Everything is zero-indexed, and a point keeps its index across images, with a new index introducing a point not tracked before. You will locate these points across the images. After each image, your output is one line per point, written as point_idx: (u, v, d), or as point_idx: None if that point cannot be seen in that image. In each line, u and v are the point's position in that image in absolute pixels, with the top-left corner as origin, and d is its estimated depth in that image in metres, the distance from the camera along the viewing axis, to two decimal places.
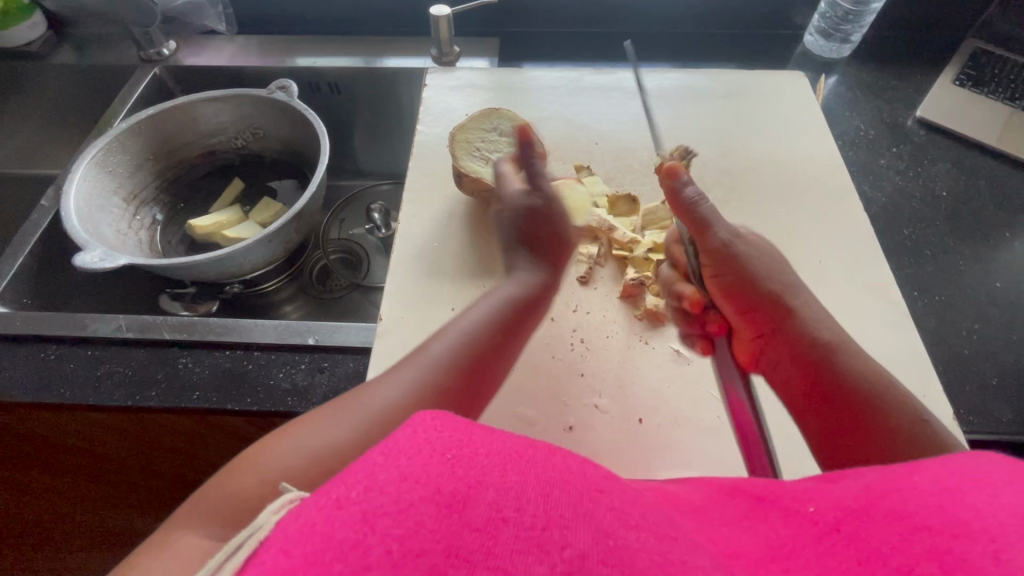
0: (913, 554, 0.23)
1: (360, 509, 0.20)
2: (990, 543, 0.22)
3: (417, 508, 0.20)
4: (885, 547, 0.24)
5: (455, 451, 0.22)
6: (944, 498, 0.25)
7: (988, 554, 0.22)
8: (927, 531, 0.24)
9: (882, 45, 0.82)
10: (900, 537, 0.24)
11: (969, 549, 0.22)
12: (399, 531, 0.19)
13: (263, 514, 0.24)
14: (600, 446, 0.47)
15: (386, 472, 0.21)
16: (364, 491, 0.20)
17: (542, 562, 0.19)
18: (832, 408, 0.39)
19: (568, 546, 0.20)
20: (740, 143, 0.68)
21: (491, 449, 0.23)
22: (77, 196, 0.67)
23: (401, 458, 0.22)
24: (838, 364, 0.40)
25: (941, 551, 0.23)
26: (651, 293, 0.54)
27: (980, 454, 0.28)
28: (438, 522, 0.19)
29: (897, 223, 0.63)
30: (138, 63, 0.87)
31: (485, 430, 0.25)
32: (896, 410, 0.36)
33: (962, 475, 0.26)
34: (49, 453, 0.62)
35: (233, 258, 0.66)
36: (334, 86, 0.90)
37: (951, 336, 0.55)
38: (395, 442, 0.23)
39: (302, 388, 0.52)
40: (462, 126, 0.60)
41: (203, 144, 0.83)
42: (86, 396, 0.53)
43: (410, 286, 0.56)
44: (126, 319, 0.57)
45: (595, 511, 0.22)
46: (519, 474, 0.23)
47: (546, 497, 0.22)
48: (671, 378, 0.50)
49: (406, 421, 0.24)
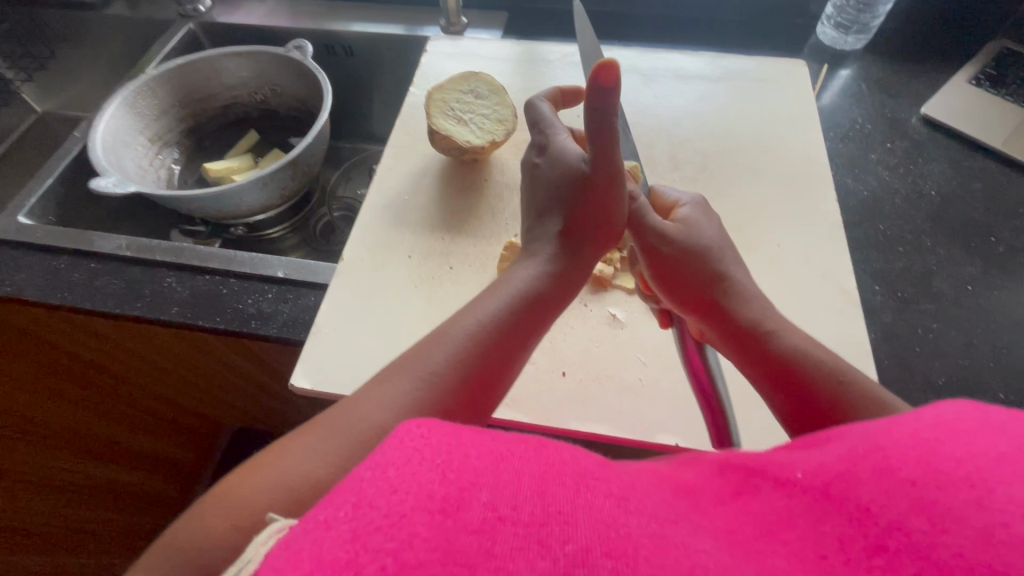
0: (902, 508, 0.23)
1: (351, 528, 0.19)
2: (972, 489, 0.22)
3: (410, 518, 0.20)
4: (876, 504, 0.23)
5: (443, 455, 0.22)
6: (924, 450, 0.24)
7: (972, 500, 0.22)
8: (912, 485, 0.23)
9: (899, 39, 0.78)
10: (887, 494, 0.24)
11: (953, 498, 0.22)
12: (393, 545, 0.19)
13: (251, 547, 0.24)
14: (520, 394, 0.49)
15: (374, 485, 0.21)
16: (354, 508, 0.20)
17: (544, 558, 0.19)
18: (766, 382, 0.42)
19: (570, 540, 0.20)
20: (723, 127, 0.68)
21: (482, 447, 0.23)
22: (105, 130, 0.75)
23: (389, 469, 0.21)
24: (771, 343, 0.42)
25: (927, 504, 0.23)
26: (599, 259, 0.55)
27: (951, 399, 0.27)
28: (432, 530, 0.19)
29: (874, 217, 0.61)
30: (177, 18, 0.95)
31: (473, 429, 0.24)
32: (822, 377, 0.39)
33: (940, 424, 0.26)
34: (53, 357, 0.70)
35: (230, 197, 0.72)
36: (349, 50, 0.95)
37: (907, 333, 0.53)
38: (381, 455, 0.22)
39: (266, 314, 0.57)
40: (439, 86, 0.63)
41: (225, 96, 0.89)
42: (84, 301, 0.59)
43: (374, 231, 0.61)
44: (127, 239, 0.63)
45: (597, 501, 0.22)
46: (514, 470, 0.22)
47: (544, 493, 0.21)
48: (601, 338, 0.52)
49: (391, 432, 0.23)
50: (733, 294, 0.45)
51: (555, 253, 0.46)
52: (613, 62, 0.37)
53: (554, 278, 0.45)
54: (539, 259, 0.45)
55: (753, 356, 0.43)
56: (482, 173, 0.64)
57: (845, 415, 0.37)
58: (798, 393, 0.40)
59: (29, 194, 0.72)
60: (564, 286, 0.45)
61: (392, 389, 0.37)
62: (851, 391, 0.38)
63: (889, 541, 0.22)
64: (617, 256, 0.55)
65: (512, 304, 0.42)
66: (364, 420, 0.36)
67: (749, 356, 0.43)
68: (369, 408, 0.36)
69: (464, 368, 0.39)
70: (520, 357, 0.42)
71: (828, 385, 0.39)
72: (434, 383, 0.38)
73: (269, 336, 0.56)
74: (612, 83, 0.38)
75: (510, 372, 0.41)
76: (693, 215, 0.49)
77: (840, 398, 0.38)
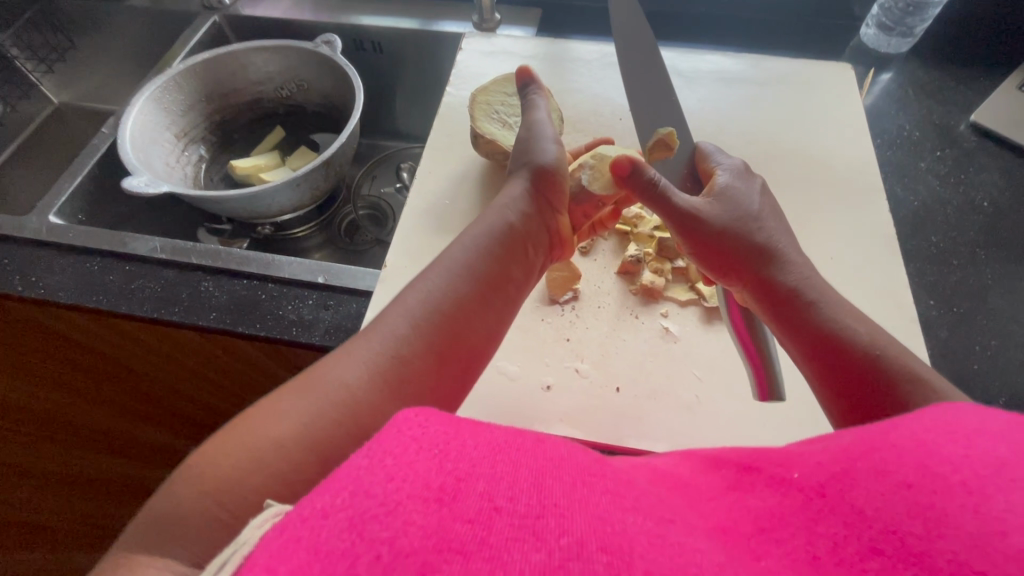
0: (896, 511, 0.22)
1: (347, 515, 0.19)
2: (969, 496, 0.22)
3: (405, 507, 0.20)
4: (870, 508, 0.23)
5: (442, 446, 0.23)
6: (921, 452, 0.24)
7: (968, 507, 0.21)
8: (907, 489, 0.23)
9: (946, 43, 0.77)
10: (883, 498, 0.23)
11: (949, 504, 0.22)
12: (388, 534, 0.19)
13: (248, 530, 0.23)
14: (574, 409, 0.48)
15: (371, 473, 0.21)
16: (351, 496, 0.20)
17: (539, 550, 0.20)
18: (801, 350, 0.42)
19: (565, 534, 0.21)
20: (768, 133, 0.67)
21: (479, 440, 0.24)
22: (133, 126, 0.73)
23: (386, 457, 0.21)
24: (806, 313, 0.42)
25: (922, 509, 0.22)
26: (648, 270, 0.55)
27: (952, 402, 0.27)
28: (427, 518, 0.20)
29: (925, 229, 0.60)
30: (200, 10, 0.92)
31: (471, 423, 0.25)
32: (856, 347, 0.39)
33: (940, 427, 0.25)
34: (84, 357, 0.69)
35: (263, 197, 0.70)
36: (377, 45, 0.92)
37: (962, 349, 0.52)
38: (379, 442, 0.22)
39: (307, 321, 0.56)
40: (483, 89, 0.62)
41: (250, 91, 0.87)
42: (120, 305, 0.58)
43: (417, 237, 0.60)
44: (160, 241, 0.62)
45: (591, 497, 0.23)
46: (510, 463, 0.23)
47: (540, 487, 0.22)
48: (655, 352, 0.51)
49: (388, 421, 0.23)
50: (767, 262, 0.45)
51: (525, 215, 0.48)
52: (522, 68, 0.54)
53: (518, 240, 0.47)
54: (503, 217, 0.47)
55: (788, 324, 0.43)
56: None
57: (883, 384, 0.37)
58: (829, 363, 0.40)
59: (59, 193, 0.70)
60: (533, 247, 0.48)
61: (361, 347, 0.39)
62: (890, 363, 0.38)
63: (883, 546, 0.22)
64: (667, 267, 0.55)
65: (472, 264, 0.44)
66: (332, 380, 0.38)
67: (784, 324, 0.43)
68: (339, 370, 0.38)
69: (423, 333, 0.40)
70: (487, 317, 0.44)
71: (860, 354, 0.39)
72: (393, 351, 0.39)
73: (312, 344, 0.55)
74: (525, 79, 0.54)
75: (476, 333, 0.43)
76: (729, 182, 0.48)
77: (874, 368, 0.38)
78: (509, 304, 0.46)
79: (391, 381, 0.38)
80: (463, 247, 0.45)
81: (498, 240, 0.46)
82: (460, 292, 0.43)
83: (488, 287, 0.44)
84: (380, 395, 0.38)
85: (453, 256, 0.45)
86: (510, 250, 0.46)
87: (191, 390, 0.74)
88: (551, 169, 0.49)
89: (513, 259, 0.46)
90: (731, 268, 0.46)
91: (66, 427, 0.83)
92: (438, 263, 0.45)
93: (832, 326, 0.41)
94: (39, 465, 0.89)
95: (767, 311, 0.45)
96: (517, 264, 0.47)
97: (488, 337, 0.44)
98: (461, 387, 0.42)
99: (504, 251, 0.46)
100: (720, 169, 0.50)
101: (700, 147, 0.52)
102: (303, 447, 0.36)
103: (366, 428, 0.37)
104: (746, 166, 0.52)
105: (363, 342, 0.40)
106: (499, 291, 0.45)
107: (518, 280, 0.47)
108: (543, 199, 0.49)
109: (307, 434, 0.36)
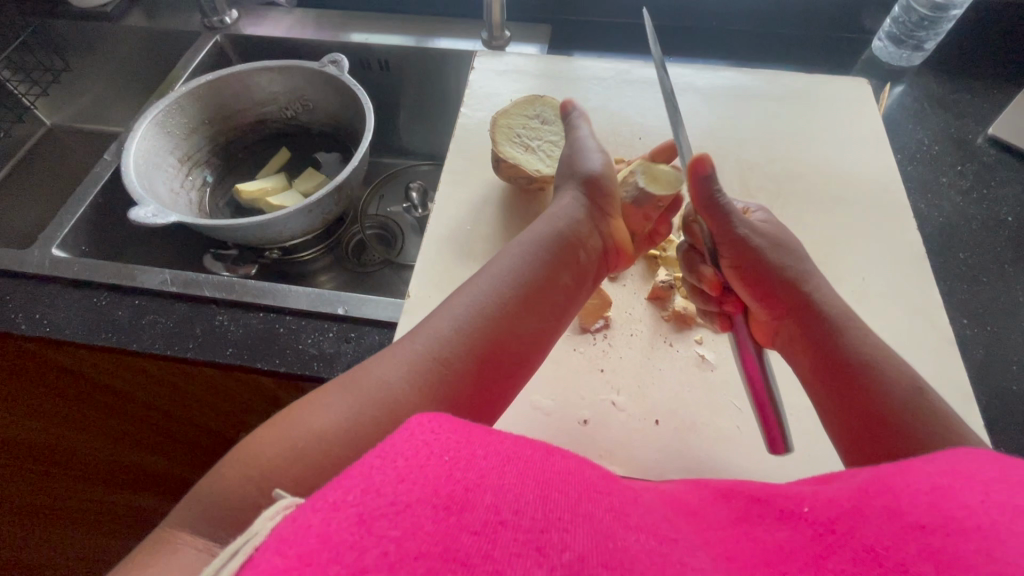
0: (908, 553, 0.22)
1: (358, 511, 0.20)
2: (984, 540, 0.21)
3: (414, 509, 0.20)
4: (882, 546, 0.23)
5: (452, 453, 0.23)
6: (937, 496, 0.24)
7: (984, 551, 0.21)
8: (920, 531, 0.23)
9: (958, 56, 0.77)
10: (894, 537, 0.23)
11: (964, 546, 0.21)
12: (397, 532, 0.19)
13: (259, 521, 0.22)
14: (614, 443, 0.47)
15: (384, 473, 0.21)
16: (362, 492, 0.20)
17: (541, 565, 0.20)
18: (845, 383, 0.41)
19: (567, 549, 0.21)
20: (790, 150, 0.66)
21: (489, 450, 0.24)
22: (137, 153, 0.71)
23: (399, 459, 0.22)
24: (850, 349, 0.42)
25: (936, 551, 0.22)
26: (680, 295, 0.53)
27: (968, 448, 0.27)
28: (435, 524, 0.20)
29: (952, 245, 0.60)
30: (201, 30, 0.90)
31: (484, 433, 0.25)
32: (901, 386, 0.39)
33: (954, 473, 0.25)
34: (90, 393, 0.66)
35: (274, 225, 0.69)
36: (384, 64, 0.90)
37: (1000, 369, 0.52)
38: (390, 444, 0.23)
39: (329, 355, 0.54)
40: (505, 112, 0.63)
41: (255, 112, 0.85)
42: (131, 341, 0.56)
43: (439, 265, 0.58)
44: (171, 273, 0.60)
45: (595, 515, 0.23)
46: (518, 474, 0.23)
47: (545, 499, 0.22)
48: (692, 382, 0.50)
49: (402, 425, 0.24)
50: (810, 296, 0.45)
51: (577, 221, 0.48)
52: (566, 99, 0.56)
53: (565, 242, 0.47)
54: (555, 221, 0.48)
55: (830, 358, 0.42)
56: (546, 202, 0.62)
57: (910, 431, 0.36)
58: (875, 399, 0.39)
59: (62, 223, 0.68)
60: (583, 249, 0.48)
61: (406, 348, 0.39)
62: (924, 407, 0.37)
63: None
64: None
65: (520, 266, 0.44)
66: (378, 380, 0.37)
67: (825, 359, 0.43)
68: (386, 370, 0.37)
69: (470, 340, 0.39)
70: (536, 322, 0.43)
71: (906, 392, 0.38)
72: (441, 356, 0.38)
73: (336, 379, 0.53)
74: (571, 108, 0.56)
75: (524, 339, 0.42)
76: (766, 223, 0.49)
77: (920, 405, 0.37)
78: (557, 309, 0.44)
79: (435, 383, 0.37)
80: (514, 253, 0.45)
81: (547, 243, 0.46)
82: (508, 295, 0.42)
83: (533, 291, 0.43)
84: (421, 395, 0.37)
85: (501, 261, 0.45)
86: (561, 254, 0.46)
87: (200, 424, 0.71)
88: (600, 178, 0.50)
89: (562, 262, 0.46)
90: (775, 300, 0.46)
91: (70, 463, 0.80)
92: (488, 269, 0.44)
93: (869, 359, 0.41)
94: (41, 501, 0.86)
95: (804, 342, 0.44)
96: (566, 269, 0.46)
97: (536, 342, 0.42)
98: (500, 398, 0.40)
99: (552, 253, 0.46)
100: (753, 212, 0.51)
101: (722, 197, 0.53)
102: (345, 441, 0.35)
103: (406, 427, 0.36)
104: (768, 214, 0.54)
105: (409, 342, 0.39)
106: (543, 295, 0.44)
107: (567, 285, 0.45)
108: (595, 207, 0.49)
109: (348, 427, 0.35)
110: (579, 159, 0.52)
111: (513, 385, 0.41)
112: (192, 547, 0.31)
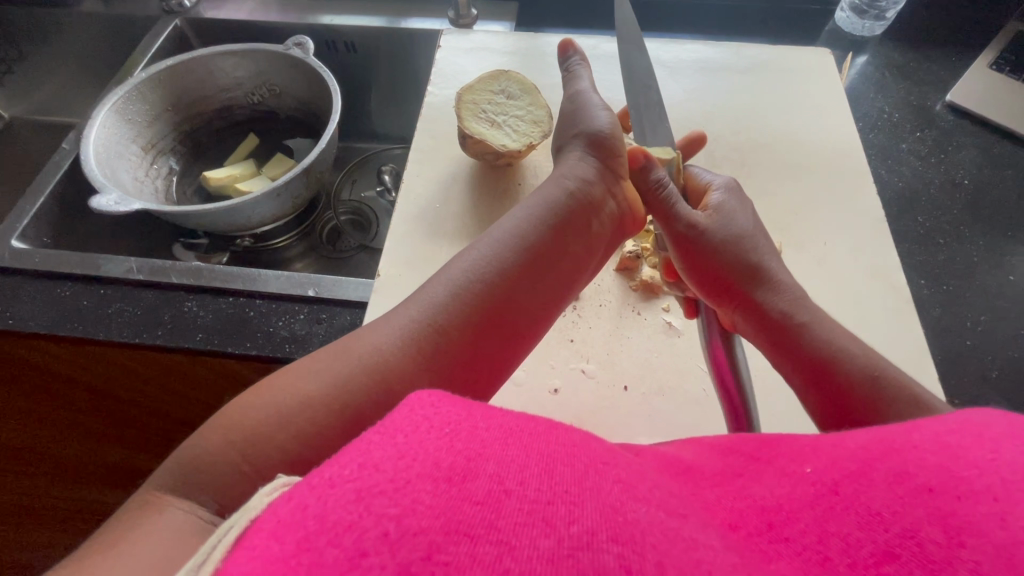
0: (915, 517, 0.21)
1: (355, 488, 0.19)
2: (995, 502, 0.21)
3: (414, 485, 0.19)
4: (887, 511, 0.22)
5: (453, 426, 0.22)
6: (945, 456, 0.23)
7: (995, 515, 0.20)
8: (928, 493, 0.22)
9: (917, 25, 0.78)
10: (900, 501, 0.22)
11: (974, 510, 0.21)
12: (396, 510, 0.18)
13: (256, 498, 0.22)
14: (582, 410, 0.48)
15: (382, 450, 0.20)
16: (359, 468, 0.19)
17: (548, 535, 0.19)
18: (800, 369, 0.41)
19: (575, 522, 0.19)
20: (755, 121, 0.67)
21: (492, 423, 0.23)
22: (98, 141, 0.69)
23: (398, 436, 0.21)
24: (804, 336, 0.41)
25: (945, 514, 0.21)
26: (648, 265, 0.55)
27: (978, 408, 0.26)
28: (436, 497, 0.19)
29: (912, 209, 0.61)
30: (160, 14, 0.87)
31: (484, 407, 0.24)
32: (855, 368, 0.39)
33: (963, 431, 0.24)
34: (59, 387, 0.66)
35: (242, 210, 0.68)
36: (351, 45, 0.88)
37: (956, 326, 0.54)
38: (391, 420, 0.22)
39: (300, 337, 0.54)
40: (469, 88, 0.63)
41: (220, 98, 0.84)
42: (96, 331, 0.55)
43: (410, 244, 0.58)
44: (136, 261, 0.59)
45: (602, 485, 0.22)
46: (521, 447, 0.22)
47: (551, 473, 0.21)
48: (660, 348, 0.51)
49: (401, 401, 0.23)
50: (758, 278, 0.45)
51: (592, 179, 0.48)
52: (566, 40, 0.59)
53: (574, 207, 0.46)
54: (562, 184, 0.47)
55: (783, 348, 0.42)
56: (515, 177, 0.63)
57: (877, 402, 0.37)
58: (823, 384, 0.40)
59: (20, 215, 0.67)
60: (593, 215, 0.47)
61: (398, 315, 0.39)
62: (887, 385, 0.37)
63: (900, 551, 0.21)
64: None
65: (526, 234, 0.44)
66: (368, 345, 0.37)
67: (776, 346, 0.43)
68: (379, 337, 0.37)
69: (462, 311, 0.39)
70: (545, 293, 0.43)
71: (860, 377, 0.38)
72: (433, 324, 0.38)
73: None
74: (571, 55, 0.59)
75: (528, 311, 0.42)
76: (721, 201, 0.49)
77: (874, 385, 0.38)
78: (562, 279, 0.44)
79: (425, 352, 0.37)
80: (517, 218, 0.45)
81: (557, 206, 0.46)
82: (509, 264, 0.42)
83: (538, 255, 0.43)
84: (409, 360, 0.37)
85: (508, 226, 0.44)
86: (569, 221, 0.45)
87: (174, 414, 0.70)
88: (609, 137, 0.50)
89: (572, 229, 0.45)
90: (730, 289, 0.46)
91: (41, 460, 0.79)
92: (489, 234, 0.44)
93: (831, 346, 0.40)
94: (16, 500, 0.86)
95: (759, 327, 0.44)
96: (577, 234, 0.46)
97: (534, 316, 0.42)
98: (501, 365, 0.41)
99: (563, 221, 0.45)
100: (713, 186, 0.50)
101: (691, 168, 0.53)
102: (328, 408, 0.35)
103: (395, 394, 0.36)
104: (736, 185, 0.52)
105: (399, 312, 0.39)
106: (551, 260, 0.44)
107: (577, 253, 0.46)
108: (607, 167, 0.49)
109: (333, 393, 0.35)
110: (582, 117, 0.52)
111: (505, 364, 0.41)
112: (177, 506, 0.31)
